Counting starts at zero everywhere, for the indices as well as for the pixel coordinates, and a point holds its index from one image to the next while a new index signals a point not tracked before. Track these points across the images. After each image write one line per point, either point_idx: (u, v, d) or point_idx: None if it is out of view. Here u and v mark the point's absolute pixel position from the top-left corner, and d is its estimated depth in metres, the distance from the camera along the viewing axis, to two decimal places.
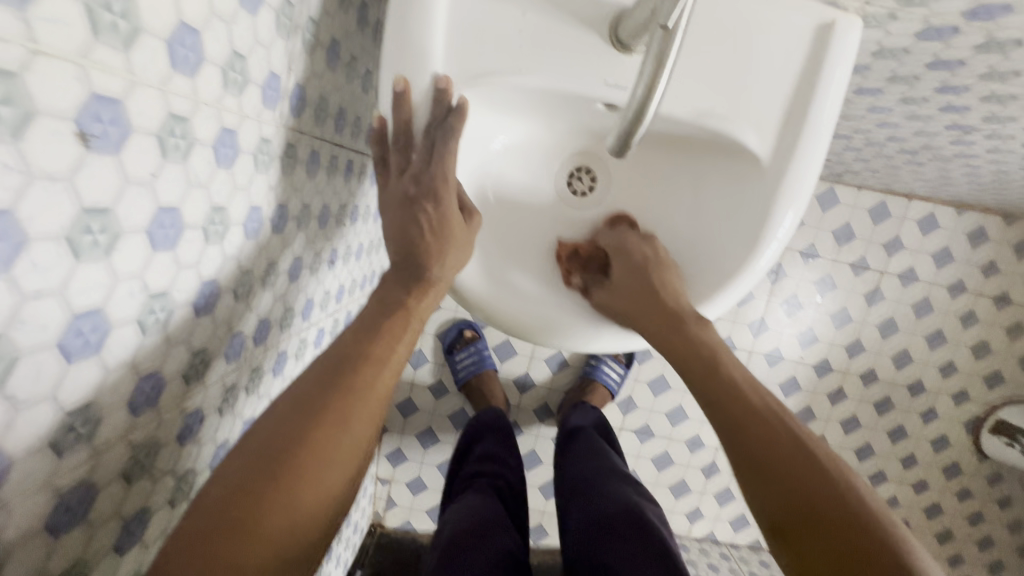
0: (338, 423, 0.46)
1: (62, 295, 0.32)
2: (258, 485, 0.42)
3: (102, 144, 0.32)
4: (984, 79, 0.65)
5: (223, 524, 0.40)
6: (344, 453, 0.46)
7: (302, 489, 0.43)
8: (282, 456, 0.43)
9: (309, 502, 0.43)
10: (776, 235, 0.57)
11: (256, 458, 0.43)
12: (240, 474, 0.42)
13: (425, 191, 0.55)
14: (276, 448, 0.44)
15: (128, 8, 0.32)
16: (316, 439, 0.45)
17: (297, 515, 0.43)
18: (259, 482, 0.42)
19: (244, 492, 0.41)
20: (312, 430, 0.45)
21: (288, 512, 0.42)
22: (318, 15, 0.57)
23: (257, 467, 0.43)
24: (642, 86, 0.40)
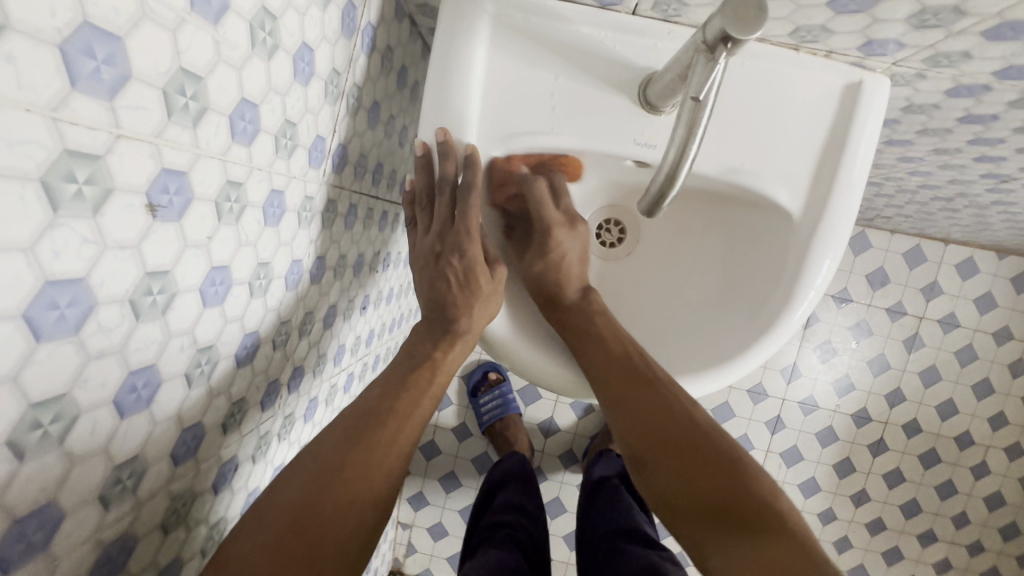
0: (360, 478, 0.47)
1: (121, 354, 0.34)
2: (285, 537, 0.42)
3: (167, 212, 0.35)
4: (1019, 132, 0.65)
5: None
6: (364, 508, 0.46)
7: (325, 545, 0.43)
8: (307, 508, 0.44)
9: (331, 559, 0.43)
10: (810, 290, 0.57)
11: (282, 509, 0.44)
12: (267, 520, 0.43)
13: (450, 246, 0.56)
14: (301, 500, 0.44)
15: (199, 90, 0.35)
16: (340, 492, 0.46)
17: (320, 571, 0.42)
18: (282, 533, 0.43)
19: (268, 541, 0.42)
20: (335, 484, 0.46)
21: (311, 567, 0.42)
22: (362, 80, 0.60)
23: (282, 515, 0.43)
24: (674, 152, 0.41)
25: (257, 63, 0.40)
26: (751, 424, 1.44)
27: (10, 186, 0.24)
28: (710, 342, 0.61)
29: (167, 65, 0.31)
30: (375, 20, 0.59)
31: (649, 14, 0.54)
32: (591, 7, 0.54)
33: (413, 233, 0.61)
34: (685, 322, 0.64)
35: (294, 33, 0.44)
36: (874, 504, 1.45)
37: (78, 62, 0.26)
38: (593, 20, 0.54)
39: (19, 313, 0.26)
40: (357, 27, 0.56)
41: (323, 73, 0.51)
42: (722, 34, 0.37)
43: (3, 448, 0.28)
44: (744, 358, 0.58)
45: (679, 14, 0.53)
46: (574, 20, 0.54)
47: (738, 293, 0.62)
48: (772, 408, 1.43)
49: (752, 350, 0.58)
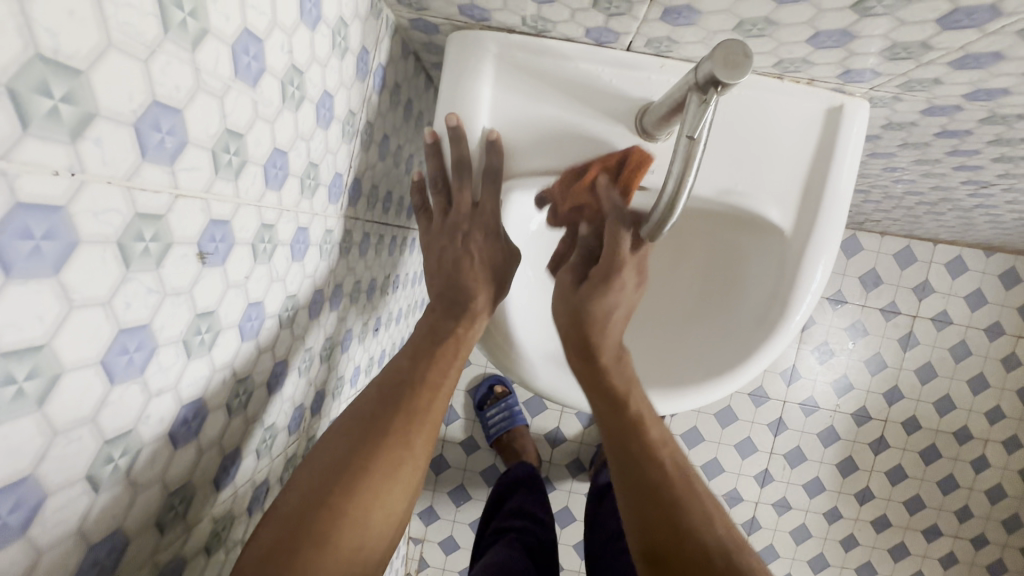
0: (401, 444, 0.47)
1: (176, 390, 0.37)
2: (333, 500, 0.44)
3: (214, 258, 0.38)
4: (994, 144, 0.69)
5: (300, 535, 0.42)
6: (407, 473, 0.48)
7: (372, 507, 0.45)
8: (351, 471, 0.45)
9: (377, 521, 0.45)
10: (789, 323, 0.61)
11: (327, 474, 0.45)
12: (314, 486, 0.44)
13: (478, 223, 0.58)
14: (345, 465, 0.45)
15: (240, 146, 0.38)
16: (382, 459, 0.46)
17: (367, 532, 0.45)
18: (331, 498, 0.44)
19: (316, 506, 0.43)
20: (375, 453, 0.46)
21: (359, 527, 0.44)
22: (374, 117, 0.64)
23: (329, 480, 0.44)
24: (672, 184, 0.44)
25: (287, 116, 0.44)
26: (754, 427, 1.47)
27: (95, 248, 0.27)
28: (712, 352, 0.65)
29: (215, 128, 0.35)
30: (384, 61, 0.63)
31: (643, 49, 0.58)
32: (589, 45, 0.58)
33: (426, 219, 0.62)
34: (672, 338, 0.68)
35: (317, 84, 0.47)
36: (878, 501, 1.48)
37: (148, 136, 0.29)
38: (590, 57, 0.58)
39: (98, 360, 0.29)
40: (370, 69, 0.59)
41: (341, 116, 0.54)
42: (713, 78, 0.40)
43: (82, 482, 0.31)
44: (723, 382, 0.62)
45: (671, 49, 0.57)
46: (573, 57, 0.58)
47: (724, 317, 0.66)
48: (773, 410, 1.46)
49: (730, 376, 0.62)
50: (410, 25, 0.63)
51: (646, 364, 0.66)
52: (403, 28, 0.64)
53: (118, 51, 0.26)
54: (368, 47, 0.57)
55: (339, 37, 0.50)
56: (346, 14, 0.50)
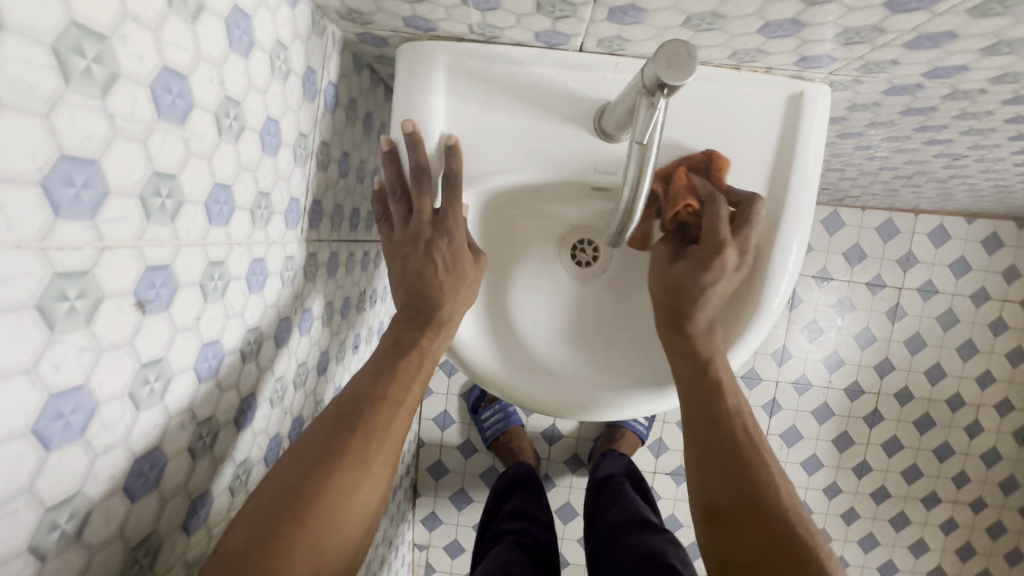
0: (361, 465, 0.44)
1: (126, 445, 0.36)
2: (284, 528, 0.40)
3: (156, 305, 0.37)
4: (960, 118, 0.68)
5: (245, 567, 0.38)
6: (367, 495, 0.44)
7: (327, 535, 0.41)
8: (304, 496, 0.41)
9: (333, 549, 0.42)
10: (763, 315, 0.60)
11: (275, 502, 0.41)
12: (264, 515, 0.40)
13: (440, 230, 0.57)
14: (296, 490, 0.41)
15: (174, 187, 0.37)
16: (337, 483, 0.43)
17: (320, 563, 0.41)
18: (283, 525, 0.40)
19: (267, 535, 0.39)
20: (331, 477, 0.43)
21: (312, 558, 0.40)
22: (329, 135, 0.62)
23: (280, 506, 0.41)
24: (628, 189, 0.44)
25: (226, 148, 0.42)
26: (749, 410, 1.47)
27: (10, 317, 0.26)
28: None
29: (141, 173, 0.34)
30: (335, 78, 0.61)
31: (595, 49, 0.57)
32: (541, 48, 0.57)
33: (387, 227, 0.60)
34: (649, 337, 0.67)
35: (258, 111, 0.46)
36: (876, 473, 1.49)
37: (60, 193, 0.28)
38: (542, 61, 0.57)
39: (29, 430, 0.28)
40: (319, 88, 0.57)
41: (290, 140, 0.53)
42: (659, 81, 0.39)
43: (25, 555, 0.30)
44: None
45: (624, 47, 0.56)
46: (525, 62, 0.57)
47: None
48: (766, 391, 1.47)
49: (710, 372, 0.61)
50: (359, 40, 0.61)
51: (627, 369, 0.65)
52: (352, 43, 0.63)
53: (11, 110, 0.25)
54: (314, 66, 0.55)
55: (279, 60, 0.48)
56: (285, 37, 0.48)
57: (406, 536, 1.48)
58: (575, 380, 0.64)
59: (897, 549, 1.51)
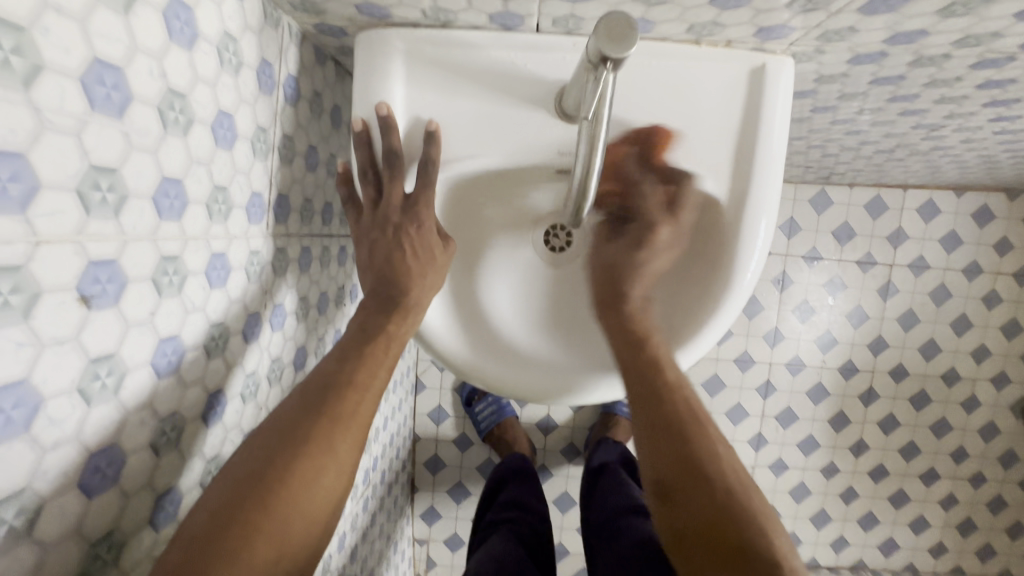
0: (326, 450, 0.44)
1: (78, 440, 0.36)
2: (247, 513, 0.40)
3: (102, 300, 0.37)
4: (931, 86, 0.67)
5: (207, 553, 0.37)
6: (332, 480, 0.44)
7: (292, 519, 0.41)
8: (268, 481, 0.41)
9: (298, 532, 0.42)
10: (734, 294, 0.60)
11: (238, 487, 0.41)
12: (225, 500, 0.40)
13: (408, 215, 0.56)
14: (259, 475, 0.41)
15: (115, 181, 0.36)
16: (301, 467, 0.43)
17: (284, 545, 0.40)
18: (244, 510, 0.40)
19: (228, 519, 0.39)
20: (294, 461, 0.43)
21: (277, 541, 0.40)
22: (292, 129, 0.62)
23: (243, 490, 0.41)
24: (580, 166, 0.44)
25: (173, 142, 0.42)
26: (743, 393, 1.47)
27: None
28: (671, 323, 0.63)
29: (76, 166, 0.33)
30: (295, 70, 0.61)
31: (553, 30, 0.56)
32: (497, 31, 0.56)
33: (355, 211, 0.60)
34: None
35: (207, 104, 0.46)
36: (873, 451, 1.49)
37: None
38: (501, 43, 0.56)
39: None
40: (277, 81, 0.57)
41: (247, 134, 0.52)
42: (601, 54, 0.39)
43: None
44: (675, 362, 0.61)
45: (580, 26, 0.55)
46: (483, 46, 0.57)
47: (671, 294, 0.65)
48: (760, 373, 1.46)
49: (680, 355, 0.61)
50: (317, 31, 0.61)
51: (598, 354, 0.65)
52: (311, 34, 0.62)
53: None
54: (270, 59, 0.55)
55: (228, 53, 0.48)
56: (233, 28, 0.48)
57: (406, 531, 1.49)
58: (542, 365, 0.64)
59: (897, 526, 1.51)
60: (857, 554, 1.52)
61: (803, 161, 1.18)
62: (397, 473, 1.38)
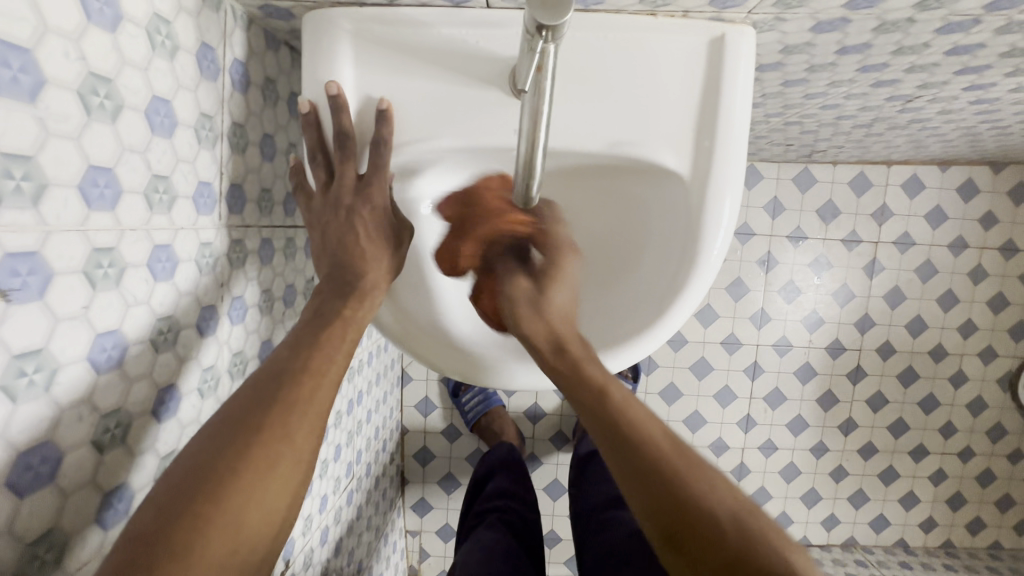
0: (281, 439, 0.43)
1: (3, 439, 0.35)
2: (198, 505, 0.38)
3: (23, 294, 0.35)
4: (899, 54, 0.66)
5: (155, 550, 0.36)
6: (288, 470, 0.43)
7: (246, 511, 0.40)
8: (219, 474, 0.40)
9: (257, 520, 0.40)
10: (700, 271, 0.58)
11: (188, 481, 0.39)
12: (173, 497, 0.39)
13: (359, 198, 0.55)
14: (210, 468, 0.40)
15: (31, 169, 0.35)
16: (255, 456, 0.42)
17: (240, 539, 0.39)
18: (195, 505, 0.38)
19: (177, 516, 0.37)
20: (246, 452, 0.41)
21: (233, 531, 0.39)
22: (243, 117, 0.60)
23: (193, 485, 0.39)
24: (524, 141, 0.43)
25: (100, 129, 0.40)
26: (730, 375, 1.46)
27: None
28: (637, 302, 0.62)
29: None
30: (243, 56, 0.59)
31: (503, 4, 0.54)
32: (448, 8, 0.54)
33: (304, 197, 0.58)
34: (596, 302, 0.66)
35: (139, 89, 0.44)
36: (861, 429, 1.49)
37: None
38: (452, 20, 0.55)
39: None
40: (222, 66, 0.55)
41: (189, 120, 0.51)
42: (535, 24, 0.37)
43: None
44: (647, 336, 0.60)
45: None
46: (433, 24, 0.55)
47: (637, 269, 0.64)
48: (746, 355, 1.46)
49: (648, 333, 0.60)
50: (264, 14, 0.59)
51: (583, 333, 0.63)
52: (260, 18, 0.60)
53: None
54: (211, 43, 0.53)
55: (159, 36, 0.46)
56: (164, 9, 0.46)
57: (397, 524, 1.49)
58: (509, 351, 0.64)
59: (887, 503, 1.52)
60: (848, 531, 1.53)
61: (782, 139, 1.16)
62: (385, 466, 1.38)
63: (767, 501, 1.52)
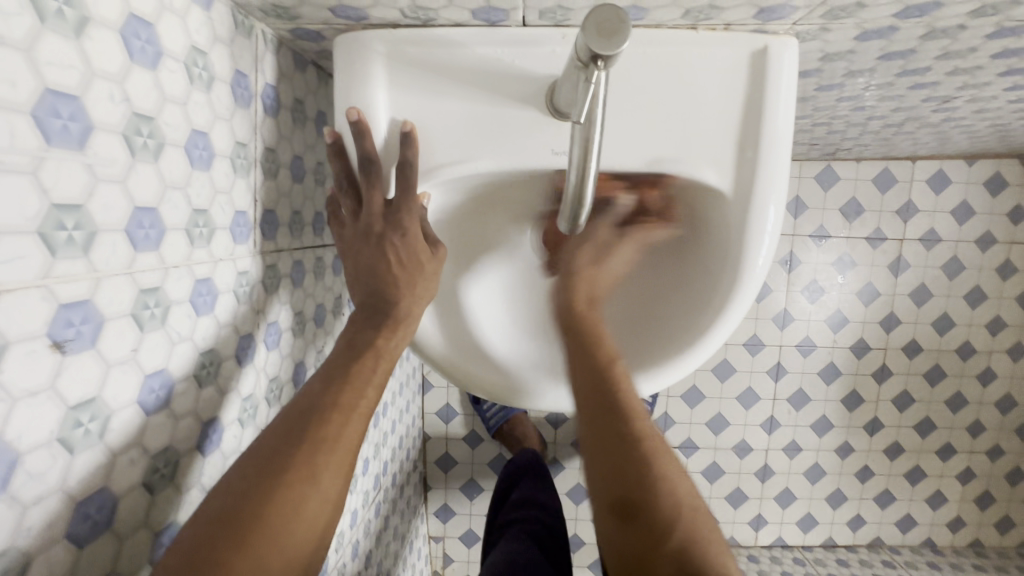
0: (309, 480, 0.42)
1: (62, 491, 0.35)
2: (219, 553, 0.37)
3: (77, 344, 0.35)
4: (943, 58, 0.64)
5: None
6: (316, 512, 0.42)
7: (270, 557, 0.39)
8: (242, 518, 0.39)
9: (277, 567, 0.39)
10: (744, 289, 0.58)
11: (214, 524, 0.38)
12: (197, 542, 0.38)
13: (390, 224, 0.54)
14: (236, 510, 0.39)
15: (81, 218, 0.34)
16: (278, 500, 0.40)
17: None
18: (218, 552, 0.37)
19: (199, 564, 0.37)
20: (272, 495, 0.40)
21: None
22: (274, 141, 0.59)
23: (217, 529, 0.38)
24: (575, 174, 0.43)
25: (143, 169, 0.40)
26: (753, 377, 1.44)
27: None
28: (679, 321, 0.62)
29: (35, 207, 0.31)
30: (273, 79, 0.58)
31: (540, 22, 0.54)
32: (482, 27, 0.53)
33: (337, 224, 0.58)
34: (642, 316, 0.65)
35: (179, 124, 0.43)
36: (887, 429, 1.46)
37: None
38: (487, 40, 0.54)
39: None
40: (254, 92, 0.54)
41: (225, 150, 0.50)
42: (591, 52, 0.36)
43: None
44: (695, 353, 0.59)
45: (569, 17, 0.52)
46: (467, 43, 0.54)
47: (683, 282, 0.64)
48: (770, 356, 1.44)
49: (695, 349, 0.59)
50: (293, 36, 0.58)
51: (630, 351, 0.63)
52: (288, 40, 0.59)
53: None
54: (244, 70, 0.52)
55: (197, 68, 0.45)
56: (201, 41, 0.45)
57: (421, 530, 1.49)
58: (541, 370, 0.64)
59: (914, 502, 1.50)
60: (874, 532, 1.51)
61: (808, 139, 1.14)
62: (408, 474, 1.38)
63: (792, 503, 1.50)
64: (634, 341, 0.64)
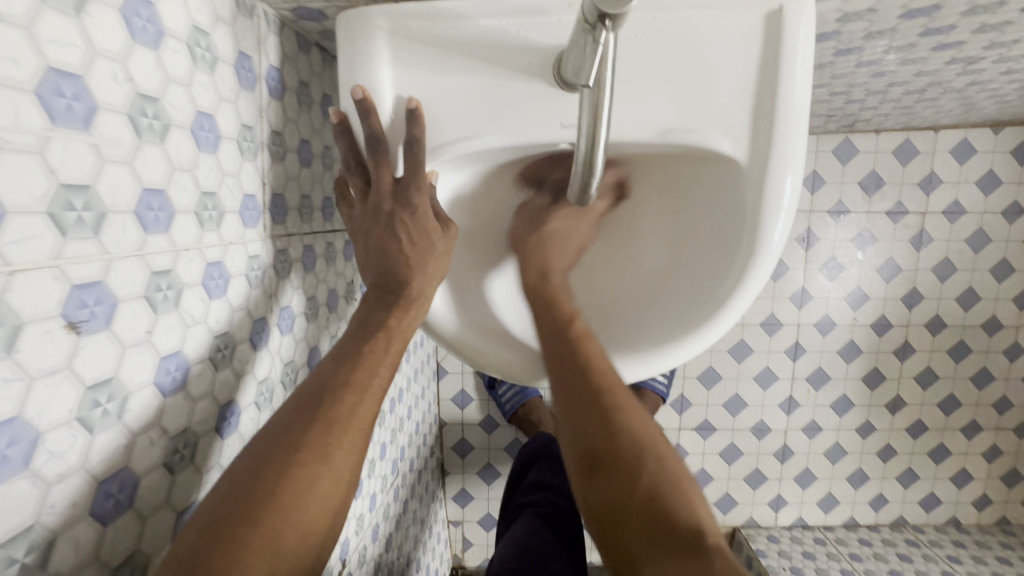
0: (322, 457, 0.42)
1: (84, 470, 0.35)
2: (235, 530, 0.37)
3: (92, 325, 0.35)
4: (969, 14, 0.61)
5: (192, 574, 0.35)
6: (329, 490, 0.42)
7: (284, 534, 0.39)
8: (257, 494, 0.39)
9: (291, 546, 0.39)
10: (761, 259, 0.56)
11: (229, 501, 0.39)
12: (212, 517, 0.38)
13: (399, 203, 0.54)
14: (250, 487, 0.39)
15: (90, 199, 0.34)
16: (292, 476, 0.40)
17: (278, 563, 0.38)
18: (233, 528, 0.37)
19: (215, 539, 0.37)
20: (287, 473, 0.40)
21: (269, 556, 0.38)
22: (279, 125, 0.59)
23: (232, 505, 0.38)
24: (585, 139, 0.42)
25: (150, 151, 0.40)
26: (771, 357, 1.42)
27: None
28: (696, 294, 0.61)
29: (43, 187, 0.31)
30: (277, 61, 0.58)
31: None
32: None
33: (346, 205, 0.57)
34: (660, 288, 0.64)
35: (184, 106, 0.43)
36: (910, 407, 1.43)
37: None
38: (489, 11, 0.52)
39: None
40: (258, 74, 0.54)
41: (231, 133, 0.50)
42: (598, 12, 0.36)
43: None
44: (709, 330, 0.58)
45: None
46: (471, 15, 0.53)
47: (695, 259, 0.62)
48: (788, 336, 1.41)
49: (706, 330, 0.58)
50: (295, 16, 0.57)
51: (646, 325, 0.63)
52: (290, 20, 0.59)
53: None
54: (247, 51, 0.52)
55: (199, 48, 0.45)
56: (202, 21, 0.45)
57: (439, 514, 1.51)
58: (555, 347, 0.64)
59: (938, 481, 1.47)
60: (897, 511, 1.49)
61: (826, 110, 1.10)
62: (425, 459, 1.39)
63: (812, 483, 1.49)
64: (644, 319, 0.63)
